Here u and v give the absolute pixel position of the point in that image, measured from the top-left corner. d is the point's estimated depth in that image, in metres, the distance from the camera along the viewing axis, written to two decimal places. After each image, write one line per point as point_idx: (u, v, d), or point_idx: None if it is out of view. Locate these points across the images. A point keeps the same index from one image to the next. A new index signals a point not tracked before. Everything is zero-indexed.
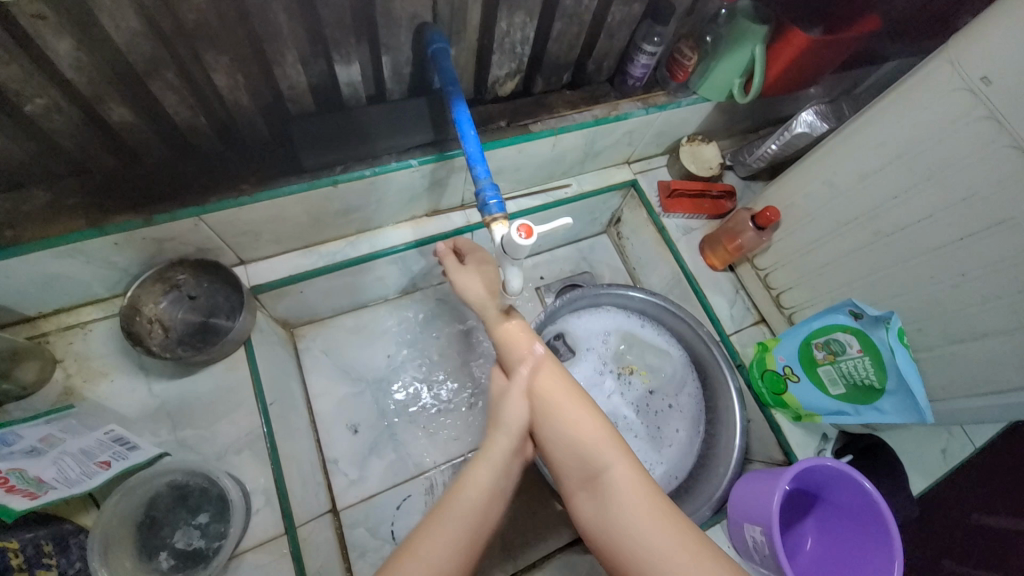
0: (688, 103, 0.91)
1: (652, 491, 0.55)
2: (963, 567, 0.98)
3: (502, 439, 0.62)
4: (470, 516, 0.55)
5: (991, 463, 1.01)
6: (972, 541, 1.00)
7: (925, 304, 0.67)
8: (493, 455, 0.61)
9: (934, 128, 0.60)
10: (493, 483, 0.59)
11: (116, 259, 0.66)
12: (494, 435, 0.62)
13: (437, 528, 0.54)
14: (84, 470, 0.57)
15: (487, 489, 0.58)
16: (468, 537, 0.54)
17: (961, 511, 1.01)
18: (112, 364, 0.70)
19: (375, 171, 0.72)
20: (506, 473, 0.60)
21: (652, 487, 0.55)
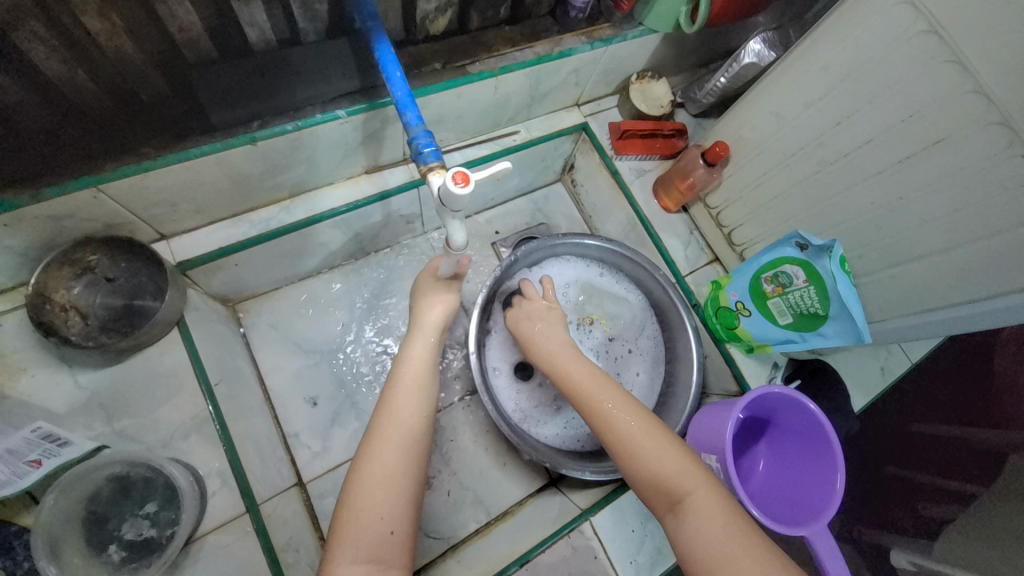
0: (634, 36, 0.86)
1: (684, 474, 0.56)
2: (903, 471, 1.09)
3: (425, 382, 0.62)
4: (400, 463, 0.55)
5: (922, 376, 1.11)
6: (910, 448, 1.11)
7: (866, 230, 0.68)
8: (408, 403, 0.59)
9: (876, 47, 0.58)
10: (419, 431, 0.58)
11: (9, 242, 0.58)
12: (409, 379, 0.61)
13: (378, 483, 0.54)
14: (13, 471, 0.52)
15: (414, 436, 0.57)
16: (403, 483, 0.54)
17: (898, 422, 1.12)
18: (27, 359, 0.64)
19: (299, 124, 0.65)
20: (426, 410, 0.60)
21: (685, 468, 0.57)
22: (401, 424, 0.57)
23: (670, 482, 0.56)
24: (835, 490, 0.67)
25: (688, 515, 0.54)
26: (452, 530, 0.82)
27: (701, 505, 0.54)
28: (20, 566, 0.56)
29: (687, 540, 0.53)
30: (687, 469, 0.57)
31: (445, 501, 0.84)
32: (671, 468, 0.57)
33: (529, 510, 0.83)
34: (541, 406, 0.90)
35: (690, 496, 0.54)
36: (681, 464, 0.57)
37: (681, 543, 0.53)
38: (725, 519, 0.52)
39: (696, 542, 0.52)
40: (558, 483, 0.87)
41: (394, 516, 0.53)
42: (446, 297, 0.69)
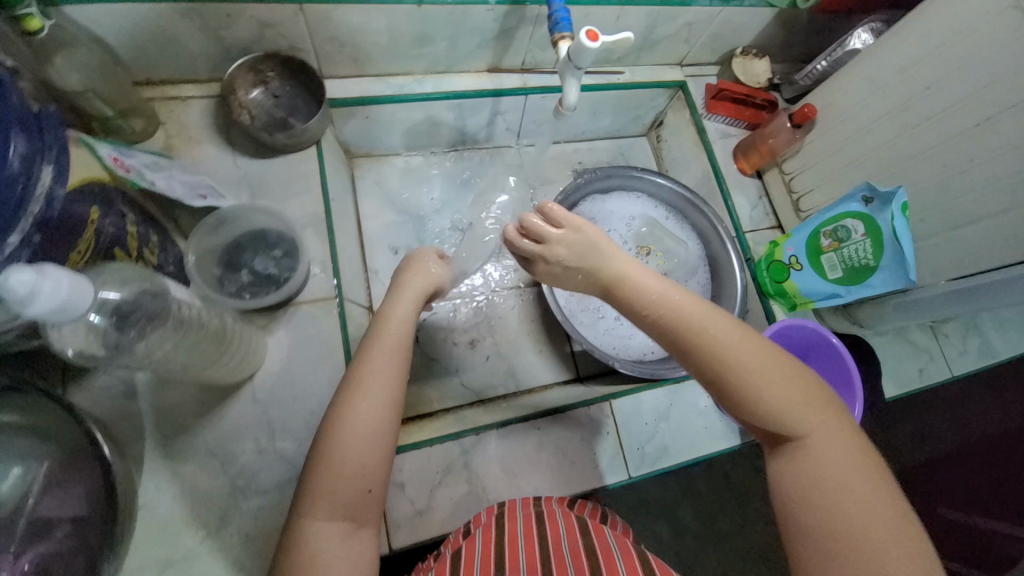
0: (751, 3, 0.95)
1: (804, 409, 0.50)
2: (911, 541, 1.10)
3: (406, 341, 0.58)
4: (372, 428, 0.52)
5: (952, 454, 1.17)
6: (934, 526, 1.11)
7: (934, 193, 0.73)
8: (385, 346, 0.57)
9: (976, 15, 0.64)
10: (394, 386, 0.55)
11: (224, 35, 0.75)
12: (388, 333, 0.58)
13: (348, 442, 0.51)
14: (187, 193, 0.67)
15: (389, 385, 0.54)
16: (377, 446, 0.52)
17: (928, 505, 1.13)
18: (204, 135, 0.80)
19: (458, 1, 0.79)
20: (402, 352, 0.57)
21: (803, 402, 0.50)
22: (375, 374, 0.54)
23: (789, 417, 0.50)
24: (851, 418, 0.76)
25: (808, 456, 0.48)
26: (484, 388, 0.92)
27: (823, 440, 0.49)
28: (168, 265, 0.66)
29: (812, 478, 0.47)
30: (808, 405, 0.50)
31: (483, 366, 0.94)
32: (790, 401, 0.50)
33: (555, 391, 0.91)
34: (588, 313, 0.97)
35: (805, 432, 0.49)
36: (801, 398, 0.50)
37: (804, 487, 0.48)
38: (851, 459, 0.48)
39: (812, 487, 0.47)
40: (585, 381, 0.95)
41: (372, 479, 0.51)
42: (427, 270, 0.67)
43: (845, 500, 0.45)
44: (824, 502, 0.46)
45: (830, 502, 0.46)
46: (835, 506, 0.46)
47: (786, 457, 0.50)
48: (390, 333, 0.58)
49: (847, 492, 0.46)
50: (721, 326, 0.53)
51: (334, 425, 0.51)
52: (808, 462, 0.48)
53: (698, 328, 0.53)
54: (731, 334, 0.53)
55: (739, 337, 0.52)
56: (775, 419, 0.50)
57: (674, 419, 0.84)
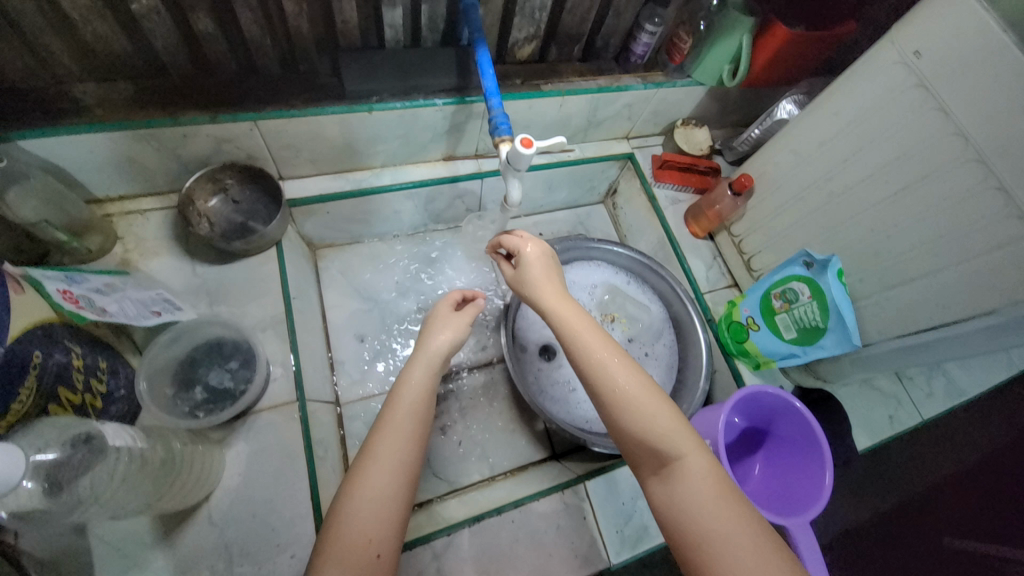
0: (682, 84, 1.03)
1: (681, 441, 0.56)
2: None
3: (423, 407, 0.63)
4: (390, 485, 0.56)
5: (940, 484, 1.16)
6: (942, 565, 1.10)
7: (866, 256, 0.77)
8: (403, 408, 0.62)
9: (877, 98, 0.70)
10: (412, 448, 0.59)
11: (180, 152, 0.78)
12: (409, 395, 0.63)
13: (363, 506, 0.54)
14: (139, 312, 0.67)
15: (407, 443, 0.59)
16: (392, 505, 0.55)
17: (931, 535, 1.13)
18: (162, 246, 0.81)
19: (406, 104, 0.83)
20: (421, 414, 0.62)
21: (683, 433, 0.57)
22: (393, 439, 0.59)
23: (660, 444, 0.56)
24: (824, 486, 0.74)
25: (680, 481, 0.54)
26: (456, 476, 0.90)
27: (688, 469, 0.54)
28: (117, 389, 0.65)
29: (674, 498, 0.54)
30: (685, 436, 0.56)
31: (456, 450, 0.92)
32: (667, 432, 0.56)
33: (528, 475, 0.89)
34: (558, 386, 0.97)
35: (681, 460, 0.55)
36: (681, 429, 0.57)
37: (664, 503, 0.54)
38: (713, 486, 0.53)
39: (682, 509, 0.53)
40: (560, 457, 0.94)
41: (381, 540, 0.53)
42: (458, 323, 0.73)
43: (704, 518, 0.51)
44: (691, 522, 0.51)
45: (690, 521, 0.52)
46: (700, 524, 0.51)
47: (660, 480, 0.56)
48: (409, 396, 0.62)
49: (705, 512, 0.51)
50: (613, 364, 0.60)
51: (354, 488, 0.55)
52: (673, 485, 0.54)
53: (600, 371, 0.60)
54: (620, 372, 0.60)
55: (631, 378, 0.60)
56: (656, 450, 0.56)
57: None
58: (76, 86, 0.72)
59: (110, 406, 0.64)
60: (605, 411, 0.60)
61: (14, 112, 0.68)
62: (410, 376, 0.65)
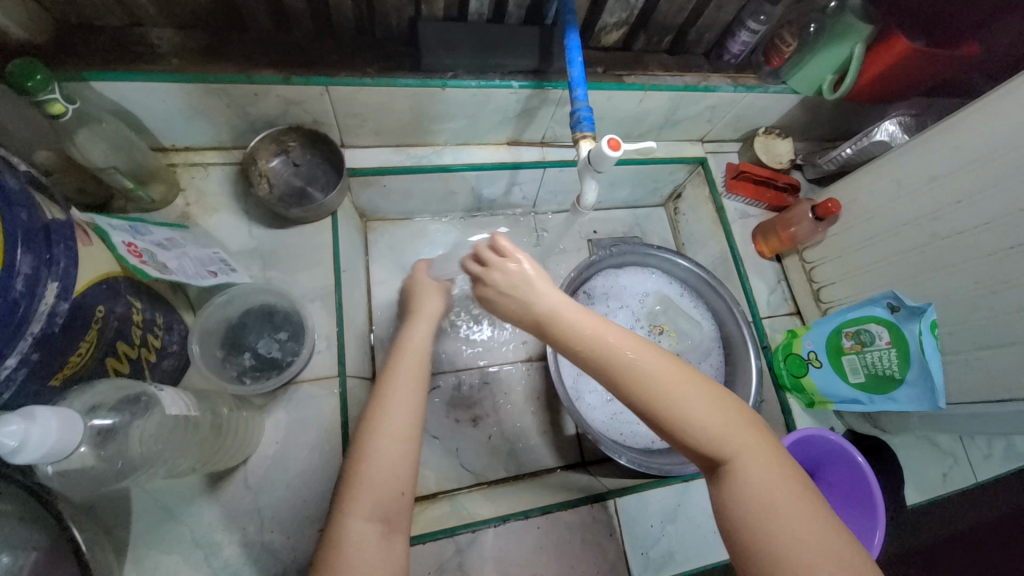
0: (776, 91, 0.94)
1: (734, 438, 0.48)
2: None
3: (423, 360, 0.63)
4: (397, 445, 0.53)
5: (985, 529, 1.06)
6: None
7: (964, 308, 0.70)
8: (400, 378, 0.59)
9: (1012, 138, 0.63)
10: (417, 407, 0.56)
11: (249, 110, 0.76)
12: (406, 358, 0.62)
13: (379, 449, 0.52)
14: (197, 271, 0.66)
15: (405, 413, 0.55)
16: (404, 452, 0.53)
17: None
18: (222, 203, 0.81)
19: (480, 84, 0.79)
20: (419, 387, 0.58)
21: (735, 430, 0.49)
22: (400, 391, 0.57)
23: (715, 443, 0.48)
24: (872, 545, 0.70)
25: (741, 485, 0.47)
26: (482, 470, 0.89)
27: (747, 469, 0.47)
28: (170, 344, 0.66)
29: (735, 507, 0.47)
30: (738, 433, 0.49)
31: (485, 443, 0.91)
32: (718, 428, 0.49)
33: (555, 478, 0.88)
34: (595, 393, 0.94)
35: (739, 461, 0.48)
36: (733, 425, 0.49)
37: (726, 509, 0.47)
38: (780, 485, 0.46)
39: (747, 518, 0.46)
40: (589, 466, 0.92)
41: (404, 477, 0.52)
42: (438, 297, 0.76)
43: (778, 527, 0.44)
44: (760, 534, 0.44)
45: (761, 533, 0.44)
46: (774, 536, 0.44)
47: (718, 483, 0.49)
48: (411, 354, 0.62)
49: (773, 522, 0.44)
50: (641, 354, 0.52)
51: (368, 436, 0.53)
52: (736, 488, 0.47)
53: (632, 364, 0.51)
54: (653, 360, 0.51)
55: (662, 364, 0.51)
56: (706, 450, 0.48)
57: (678, 521, 0.82)
58: (153, 31, 0.70)
59: (163, 360, 0.65)
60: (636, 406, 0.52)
61: (94, 52, 0.67)
62: (411, 334, 0.66)
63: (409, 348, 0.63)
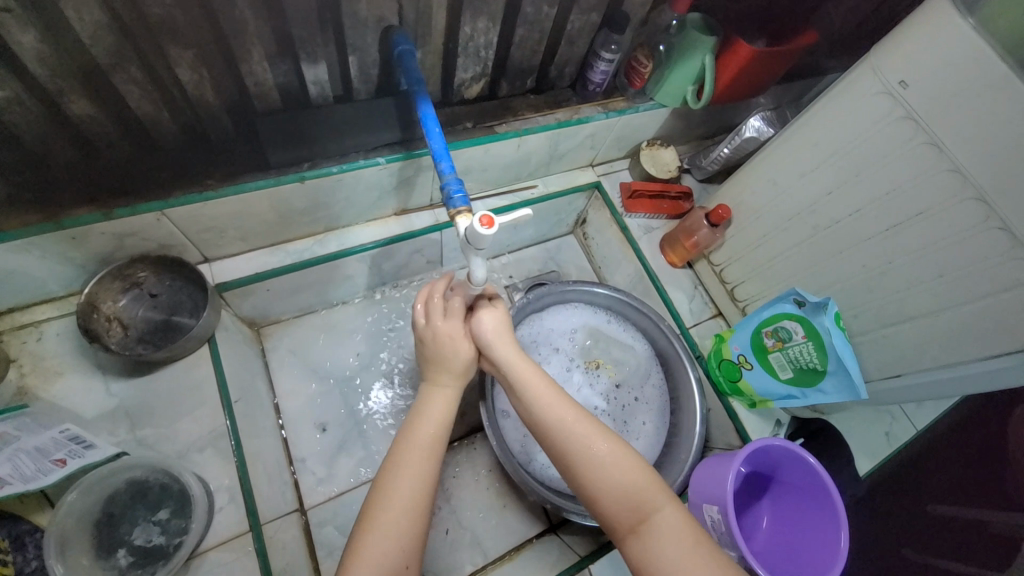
0: (646, 109, 0.96)
1: (654, 493, 0.56)
2: (921, 555, 1.04)
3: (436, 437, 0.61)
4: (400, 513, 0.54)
5: (931, 450, 1.10)
6: (929, 529, 1.07)
7: (860, 292, 0.73)
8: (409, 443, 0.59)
9: (863, 129, 0.66)
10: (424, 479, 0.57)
11: (74, 255, 0.65)
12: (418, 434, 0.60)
13: (381, 524, 0.53)
14: (39, 467, 0.55)
15: (418, 478, 0.56)
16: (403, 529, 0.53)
17: (920, 501, 1.09)
18: (67, 364, 0.68)
19: (343, 167, 0.73)
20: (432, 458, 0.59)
21: (653, 486, 0.56)
22: (405, 466, 0.57)
23: (636, 500, 0.55)
24: (838, 549, 0.70)
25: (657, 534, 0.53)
26: (447, 570, 0.81)
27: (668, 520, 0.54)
28: (28, 564, 0.58)
29: (653, 559, 0.52)
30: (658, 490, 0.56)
31: (443, 539, 0.83)
32: (640, 487, 0.56)
33: (527, 555, 0.82)
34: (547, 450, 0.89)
35: (656, 514, 0.54)
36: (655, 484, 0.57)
37: (645, 565, 0.53)
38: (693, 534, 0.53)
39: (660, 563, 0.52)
40: (558, 530, 0.87)
41: (396, 554, 0.52)
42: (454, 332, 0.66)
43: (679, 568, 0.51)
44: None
45: None
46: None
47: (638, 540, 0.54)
48: (424, 432, 0.60)
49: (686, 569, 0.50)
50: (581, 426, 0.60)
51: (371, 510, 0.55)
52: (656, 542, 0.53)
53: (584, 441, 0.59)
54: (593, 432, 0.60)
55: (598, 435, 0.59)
56: (631, 504, 0.55)
57: None
58: None
59: None
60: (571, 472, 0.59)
61: None
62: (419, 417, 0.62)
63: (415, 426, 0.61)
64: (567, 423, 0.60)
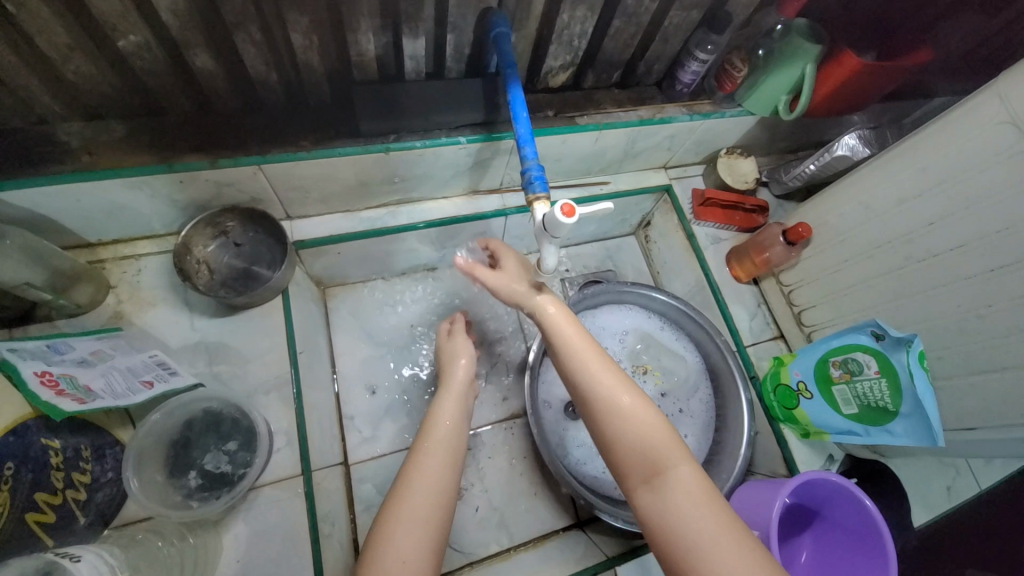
0: (732, 115, 0.92)
1: (665, 448, 0.54)
2: None
3: (455, 437, 0.64)
4: (428, 505, 0.56)
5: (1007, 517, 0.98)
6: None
7: (950, 335, 0.68)
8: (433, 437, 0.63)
9: (978, 159, 0.61)
10: (450, 470, 0.60)
11: (178, 198, 0.70)
12: (440, 426, 0.64)
13: (401, 521, 0.55)
14: (129, 386, 0.62)
15: (442, 475, 0.59)
16: (429, 515, 0.56)
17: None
18: (159, 297, 0.74)
19: (426, 143, 0.75)
20: (456, 453, 0.63)
21: (668, 441, 0.54)
22: (433, 459, 0.60)
23: (649, 453, 0.54)
24: None
25: (668, 487, 0.52)
26: (473, 545, 0.83)
27: (680, 477, 0.52)
28: (104, 474, 0.64)
29: (669, 514, 0.50)
30: (670, 446, 0.54)
31: (472, 516, 0.85)
32: (653, 440, 0.54)
33: (553, 545, 0.83)
34: (583, 447, 0.89)
35: (668, 468, 0.53)
36: (666, 437, 0.55)
37: (656, 516, 0.51)
38: (703, 498, 0.51)
39: (672, 518, 0.50)
40: (585, 526, 0.87)
41: (413, 547, 0.53)
42: (463, 346, 0.76)
43: (686, 521, 0.49)
44: (674, 527, 0.50)
45: (688, 544, 0.48)
46: (690, 534, 0.49)
47: (652, 493, 0.52)
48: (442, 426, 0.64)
49: (698, 531, 0.48)
50: (607, 381, 0.58)
51: (394, 501, 0.57)
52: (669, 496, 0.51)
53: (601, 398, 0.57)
54: (617, 385, 0.58)
55: (626, 392, 0.57)
56: (644, 456, 0.54)
57: None
58: (63, 127, 0.64)
59: (97, 494, 0.63)
60: (595, 433, 0.58)
61: None
62: (442, 413, 0.66)
63: (439, 417, 0.65)
64: (594, 377, 0.59)
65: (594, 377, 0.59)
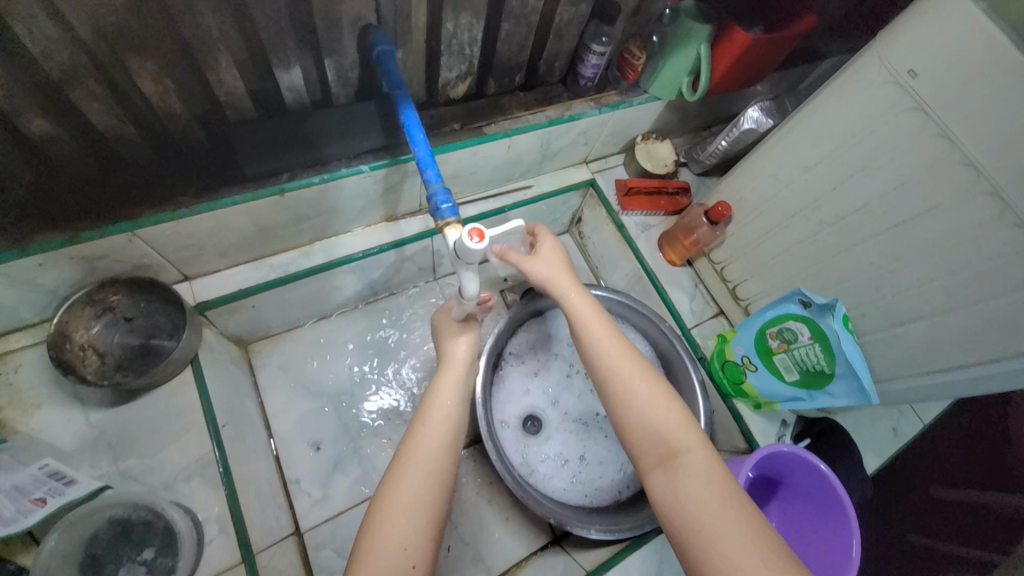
0: (640, 102, 0.92)
1: (682, 435, 0.55)
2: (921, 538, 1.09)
3: (455, 419, 0.61)
4: (425, 487, 0.54)
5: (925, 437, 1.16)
6: (929, 512, 1.11)
7: (870, 291, 0.70)
8: (430, 421, 0.60)
9: (870, 121, 0.62)
10: (447, 453, 0.58)
11: (42, 283, 0.62)
12: (438, 407, 0.62)
13: (399, 506, 0.53)
14: (18, 508, 0.54)
15: (441, 458, 0.57)
16: (427, 498, 0.54)
17: (921, 484, 1.14)
18: (43, 395, 0.65)
19: (325, 178, 0.70)
20: (457, 435, 0.61)
21: (685, 428, 0.55)
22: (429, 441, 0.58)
23: (665, 439, 0.55)
24: (849, 560, 0.68)
25: (685, 472, 0.52)
26: None
27: (697, 462, 0.53)
28: None
29: (683, 495, 0.51)
30: (687, 432, 0.55)
31: (445, 556, 0.81)
32: (669, 428, 0.55)
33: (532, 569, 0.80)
34: (548, 461, 0.87)
35: (685, 453, 0.53)
36: (683, 424, 0.56)
37: (673, 498, 0.51)
38: (721, 479, 0.51)
39: (687, 501, 0.50)
40: (562, 542, 0.84)
41: (412, 534, 0.51)
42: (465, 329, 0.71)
43: (703, 504, 0.50)
44: (689, 510, 0.50)
45: (704, 525, 0.48)
46: (705, 511, 0.49)
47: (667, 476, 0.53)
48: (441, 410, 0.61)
49: (716, 510, 0.49)
50: (622, 370, 0.59)
51: (391, 483, 0.54)
52: (685, 478, 0.51)
53: (619, 391, 0.58)
54: (633, 376, 0.59)
55: (642, 382, 0.59)
56: (661, 444, 0.54)
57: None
58: None
59: None
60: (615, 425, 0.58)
61: None
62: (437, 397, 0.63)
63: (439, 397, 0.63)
64: (610, 370, 0.60)
65: (609, 365, 0.60)
